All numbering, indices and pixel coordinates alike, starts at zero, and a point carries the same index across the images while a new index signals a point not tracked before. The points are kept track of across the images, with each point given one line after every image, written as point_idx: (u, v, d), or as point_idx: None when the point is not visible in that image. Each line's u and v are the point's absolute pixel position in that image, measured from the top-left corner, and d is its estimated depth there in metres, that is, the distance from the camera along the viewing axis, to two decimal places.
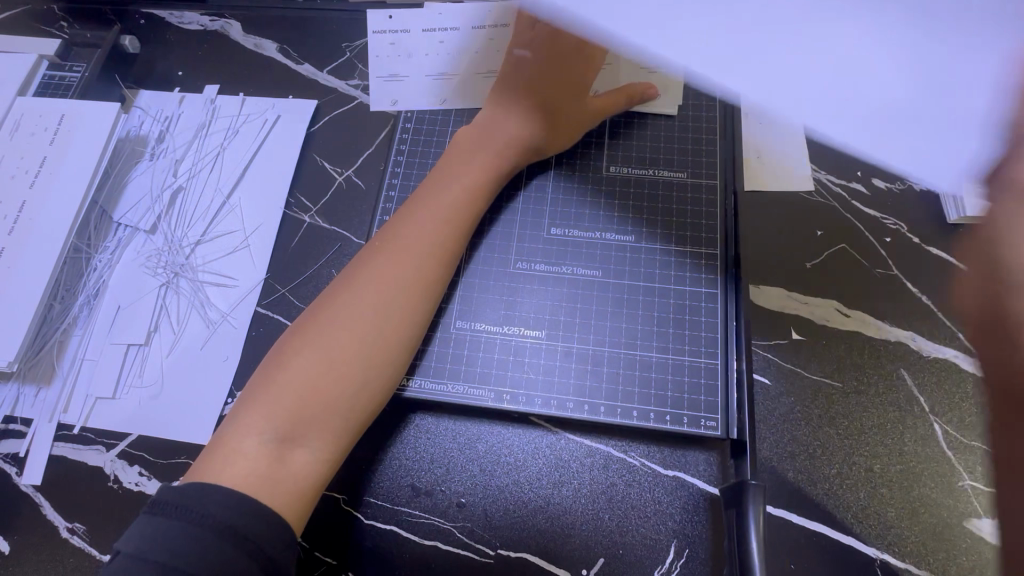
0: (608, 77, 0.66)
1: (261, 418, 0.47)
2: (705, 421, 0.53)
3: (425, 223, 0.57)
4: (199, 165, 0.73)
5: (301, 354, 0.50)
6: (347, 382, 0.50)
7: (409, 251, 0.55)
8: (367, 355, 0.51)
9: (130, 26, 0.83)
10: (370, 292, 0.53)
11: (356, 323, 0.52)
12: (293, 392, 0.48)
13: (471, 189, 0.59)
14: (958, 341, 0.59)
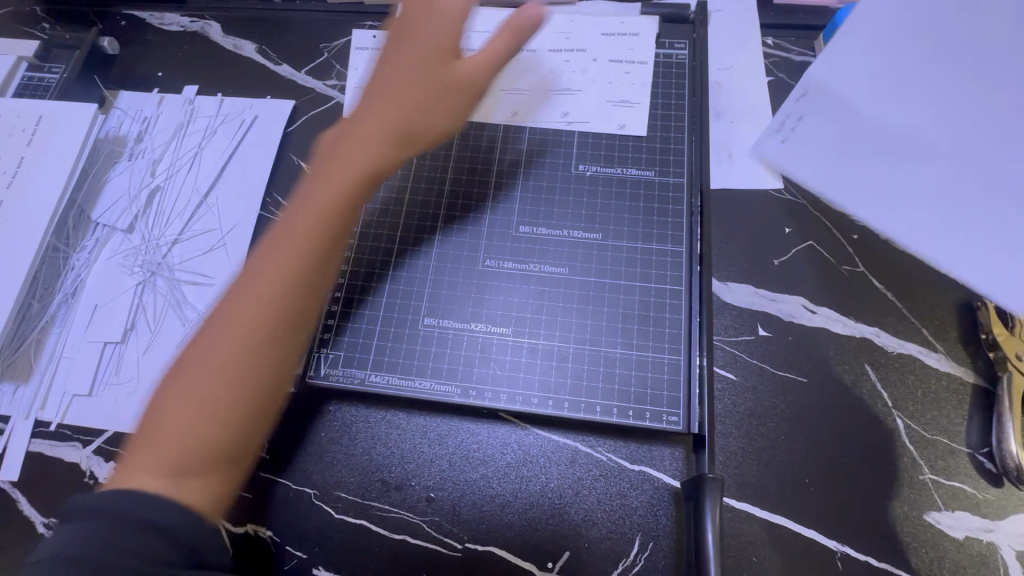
0: (579, 76, 0.67)
1: (149, 460, 0.40)
2: (667, 416, 0.54)
3: (313, 208, 0.46)
4: (176, 165, 0.74)
5: (184, 373, 0.42)
6: (232, 394, 0.42)
7: (296, 235, 0.45)
8: (252, 365, 0.42)
9: (111, 28, 0.84)
10: (252, 291, 0.44)
11: (237, 328, 0.43)
12: (182, 417, 0.41)
13: (365, 157, 0.48)
14: (921, 336, 0.60)
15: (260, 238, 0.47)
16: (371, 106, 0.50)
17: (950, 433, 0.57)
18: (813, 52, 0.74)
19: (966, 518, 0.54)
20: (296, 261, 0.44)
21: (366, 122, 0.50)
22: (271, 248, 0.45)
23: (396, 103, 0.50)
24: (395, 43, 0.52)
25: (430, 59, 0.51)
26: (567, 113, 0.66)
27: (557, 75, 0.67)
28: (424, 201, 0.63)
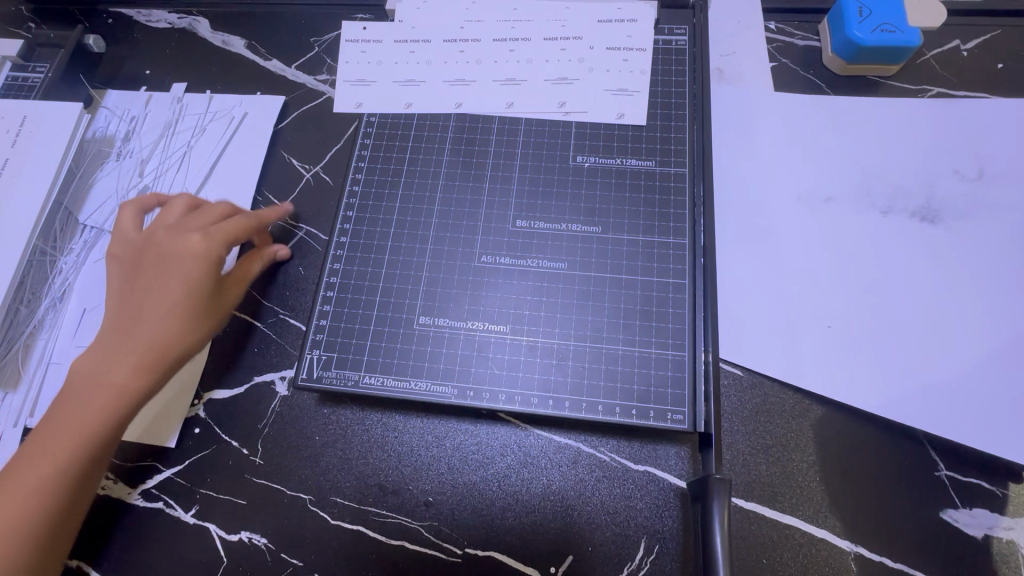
0: (574, 65, 0.65)
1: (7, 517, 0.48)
2: (672, 414, 0.52)
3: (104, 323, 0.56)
4: (165, 164, 0.72)
5: (29, 453, 0.50)
6: (47, 481, 0.49)
7: (108, 358, 0.54)
8: (59, 459, 0.50)
9: (98, 25, 0.82)
10: (82, 387, 0.53)
11: (66, 424, 0.51)
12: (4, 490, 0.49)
13: (166, 287, 0.55)
14: None
15: (133, 315, 0.55)
16: (171, 257, 0.56)
17: None
18: (818, 35, 0.72)
19: (985, 515, 0.52)
20: (92, 370, 0.53)
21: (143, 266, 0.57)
22: (109, 372, 0.53)
23: (150, 269, 0.57)
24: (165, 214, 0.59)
25: (170, 235, 0.57)
26: (564, 103, 0.64)
27: (553, 65, 0.65)
28: (418, 197, 0.62)
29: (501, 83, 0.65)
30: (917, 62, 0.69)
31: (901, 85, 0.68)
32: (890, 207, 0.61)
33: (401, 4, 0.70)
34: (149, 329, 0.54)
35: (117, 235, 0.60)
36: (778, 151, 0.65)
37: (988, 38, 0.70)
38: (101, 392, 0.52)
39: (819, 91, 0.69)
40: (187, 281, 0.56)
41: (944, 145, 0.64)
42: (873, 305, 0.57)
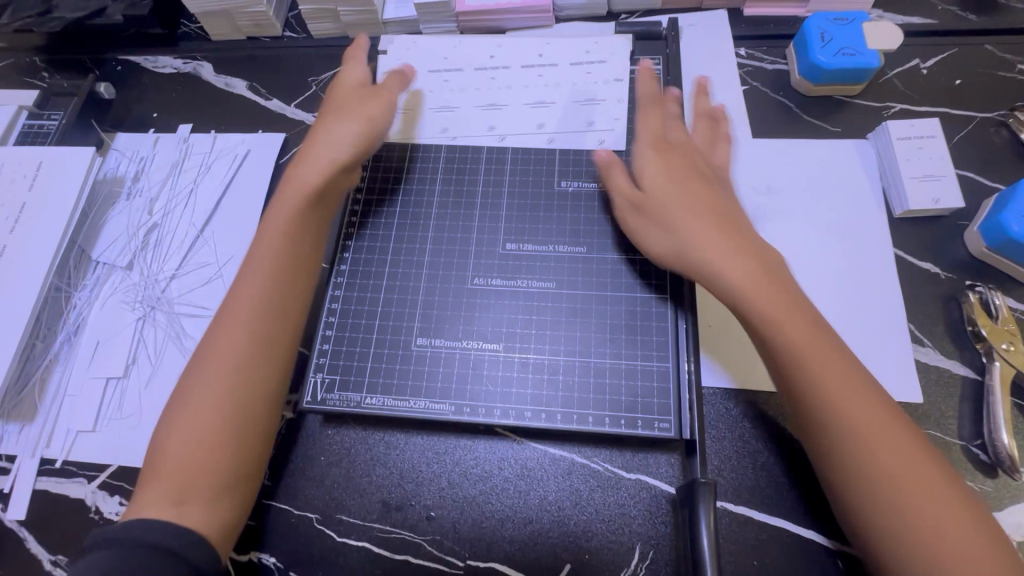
0: (549, 89, 0.70)
1: (161, 487, 0.48)
2: (659, 423, 0.54)
3: (269, 262, 0.56)
4: (173, 202, 0.76)
5: (169, 427, 0.51)
6: (196, 439, 0.50)
7: (241, 304, 0.54)
8: (220, 418, 0.51)
9: (107, 73, 0.87)
10: (217, 345, 0.53)
11: (207, 383, 0.52)
12: (157, 467, 0.50)
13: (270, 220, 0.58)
14: (910, 331, 0.61)
15: (278, 223, 0.58)
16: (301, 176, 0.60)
17: (941, 426, 0.57)
18: (786, 59, 0.76)
19: None
20: (287, 306, 0.56)
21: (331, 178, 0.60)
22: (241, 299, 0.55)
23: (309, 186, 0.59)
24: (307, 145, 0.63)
25: (336, 164, 0.60)
26: (542, 125, 0.69)
27: (528, 90, 0.71)
28: (412, 224, 0.65)
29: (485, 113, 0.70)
30: (879, 81, 0.73)
31: (865, 103, 0.73)
32: None
33: (391, 46, 0.75)
34: (300, 259, 0.57)
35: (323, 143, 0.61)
36: (751, 170, 0.69)
37: (945, 56, 0.74)
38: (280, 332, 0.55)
39: (788, 111, 0.73)
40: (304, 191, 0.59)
41: (782, 148, 0.70)
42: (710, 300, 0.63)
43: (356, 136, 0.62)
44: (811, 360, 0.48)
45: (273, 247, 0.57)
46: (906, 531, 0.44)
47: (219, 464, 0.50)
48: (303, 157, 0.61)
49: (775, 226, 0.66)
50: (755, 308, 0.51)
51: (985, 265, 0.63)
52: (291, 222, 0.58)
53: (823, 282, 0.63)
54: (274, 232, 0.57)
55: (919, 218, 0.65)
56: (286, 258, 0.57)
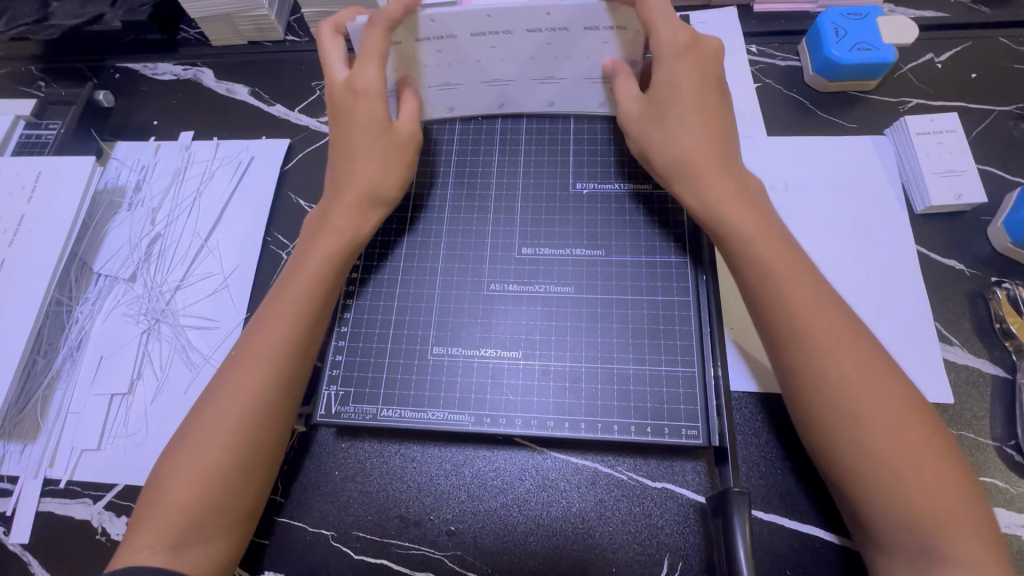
0: (566, 65, 0.60)
1: (157, 533, 0.48)
2: (686, 430, 0.53)
3: (298, 304, 0.55)
4: (176, 211, 0.74)
5: (172, 468, 0.50)
6: (200, 489, 0.49)
7: (262, 352, 0.53)
8: (227, 470, 0.50)
9: (106, 80, 0.85)
10: (233, 391, 0.52)
11: (219, 432, 0.50)
12: (156, 509, 0.49)
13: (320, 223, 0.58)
14: (937, 329, 0.59)
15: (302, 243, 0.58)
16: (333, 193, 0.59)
17: (974, 427, 0.55)
18: (798, 56, 0.75)
19: (1001, 514, 0.52)
20: (306, 355, 0.54)
21: (359, 223, 0.58)
22: (268, 331, 0.54)
23: (334, 230, 0.57)
24: (332, 174, 0.60)
25: (366, 206, 0.58)
26: (552, 103, 0.65)
27: (545, 62, 0.60)
28: (425, 230, 0.64)
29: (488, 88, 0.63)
30: (894, 75, 0.72)
31: (881, 98, 0.72)
32: None
33: None
34: (320, 305, 0.55)
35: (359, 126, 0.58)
36: (769, 169, 0.68)
37: (960, 50, 0.73)
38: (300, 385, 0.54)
39: (803, 108, 0.72)
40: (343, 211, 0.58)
41: (798, 144, 0.69)
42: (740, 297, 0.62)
43: (387, 175, 0.59)
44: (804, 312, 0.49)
45: (300, 291, 0.55)
46: (875, 463, 0.44)
47: (221, 516, 0.49)
48: (333, 195, 0.59)
49: (795, 224, 0.65)
50: (732, 225, 0.52)
51: (1012, 261, 0.62)
52: (318, 262, 0.56)
53: (846, 281, 0.62)
54: (300, 275, 0.56)
55: (941, 214, 0.64)
56: (310, 305, 0.55)
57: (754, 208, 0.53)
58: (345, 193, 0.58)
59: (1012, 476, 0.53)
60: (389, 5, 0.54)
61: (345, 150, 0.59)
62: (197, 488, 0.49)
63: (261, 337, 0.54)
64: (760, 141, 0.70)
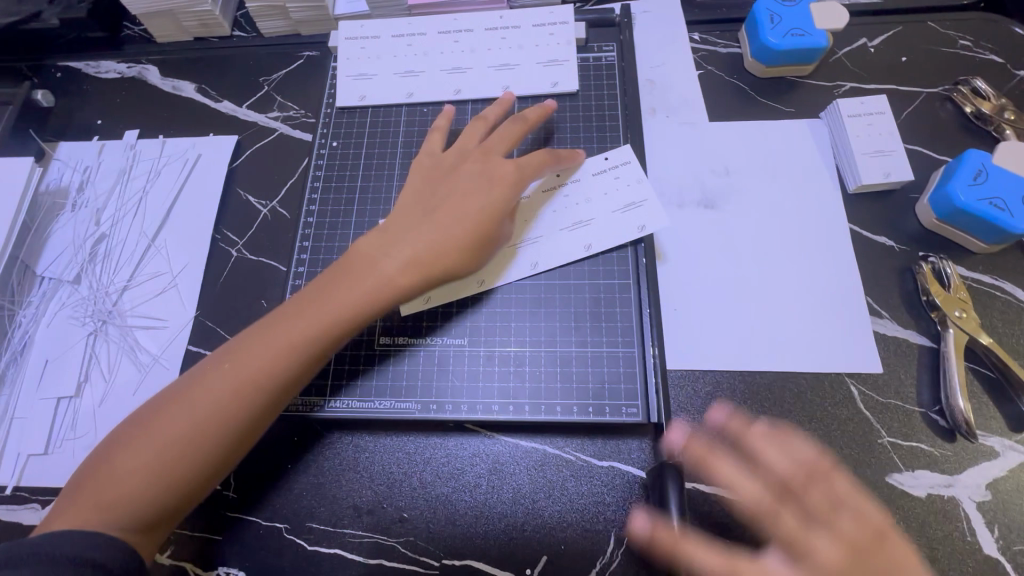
0: (517, 53, 0.70)
1: (91, 505, 0.46)
2: (626, 408, 0.55)
3: (340, 307, 0.53)
4: (122, 210, 0.73)
5: (124, 443, 0.49)
6: (140, 478, 0.47)
7: (266, 352, 0.51)
8: (175, 467, 0.48)
9: (46, 79, 0.83)
10: (212, 381, 0.50)
11: (181, 426, 0.49)
12: (92, 481, 0.47)
13: (389, 255, 0.55)
14: (868, 303, 0.62)
15: (364, 242, 0.56)
16: (413, 202, 0.58)
17: (901, 395, 0.58)
18: (739, 43, 0.77)
19: (925, 475, 0.55)
20: (316, 356, 0.52)
21: (422, 238, 0.55)
22: (284, 329, 0.52)
23: (385, 272, 0.54)
24: (417, 206, 0.57)
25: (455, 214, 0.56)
26: (508, 87, 0.69)
27: (493, 52, 0.70)
28: (371, 223, 0.65)
29: (556, 220, 0.62)
30: (829, 60, 0.75)
31: (816, 83, 0.74)
32: (682, 200, 0.68)
33: (341, 42, 0.73)
34: (364, 309, 0.54)
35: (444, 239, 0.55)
36: (710, 154, 0.70)
37: (891, 35, 0.76)
38: (292, 382, 0.52)
39: (743, 93, 0.74)
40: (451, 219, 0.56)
41: (737, 129, 0.71)
42: (689, 279, 0.64)
43: (463, 259, 0.56)
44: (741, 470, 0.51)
45: (319, 317, 0.52)
46: None
47: (144, 509, 0.47)
48: (396, 229, 0.56)
49: (735, 207, 0.67)
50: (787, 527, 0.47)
51: (937, 235, 0.65)
52: (350, 298, 0.53)
53: (783, 259, 0.64)
54: (323, 302, 0.53)
55: (873, 193, 0.67)
56: (326, 334, 0.52)
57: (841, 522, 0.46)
58: (410, 232, 0.56)
59: (936, 439, 0.56)
60: (532, 111, 0.63)
61: (445, 189, 0.58)
62: (144, 466, 0.47)
63: (261, 345, 0.51)
64: (701, 127, 0.72)
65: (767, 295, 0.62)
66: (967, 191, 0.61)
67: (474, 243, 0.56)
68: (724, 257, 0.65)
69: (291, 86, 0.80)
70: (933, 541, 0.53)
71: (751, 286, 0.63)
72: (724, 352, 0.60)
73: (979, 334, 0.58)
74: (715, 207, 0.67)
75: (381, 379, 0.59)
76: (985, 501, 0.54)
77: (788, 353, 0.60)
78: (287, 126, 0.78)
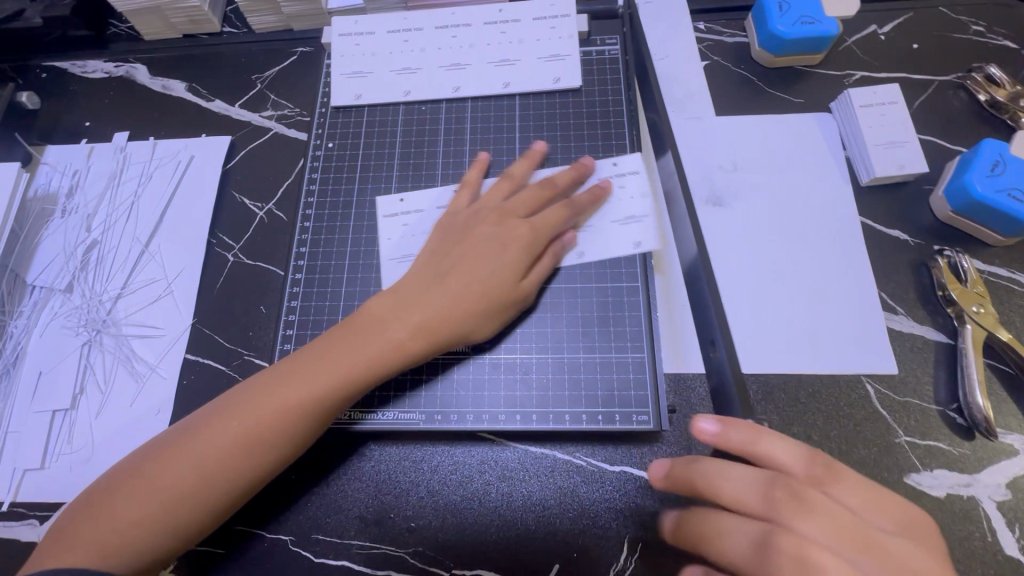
0: (517, 48, 0.68)
1: (90, 552, 0.45)
2: (636, 415, 0.54)
3: (355, 371, 0.50)
4: (113, 216, 0.71)
5: (122, 489, 0.47)
6: (143, 528, 0.46)
7: (280, 408, 0.49)
8: (173, 519, 0.46)
9: (31, 81, 0.81)
10: (224, 432, 0.48)
11: (182, 477, 0.47)
12: (93, 524, 0.46)
13: (400, 314, 0.52)
14: (881, 300, 0.60)
15: (376, 304, 0.53)
16: (428, 263, 0.55)
17: (918, 393, 0.57)
18: (745, 32, 0.74)
19: (943, 475, 0.54)
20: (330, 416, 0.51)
21: (442, 304, 0.52)
22: (296, 387, 0.49)
23: (397, 335, 0.51)
24: (429, 269, 0.55)
25: (474, 280, 0.53)
26: (508, 84, 0.67)
27: (493, 48, 0.68)
28: (369, 226, 0.64)
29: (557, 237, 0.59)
30: (839, 49, 0.73)
31: (826, 72, 0.72)
32: None
33: (335, 39, 0.70)
34: (378, 375, 0.51)
35: (462, 302, 0.53)
36: (717, 149, 0.68)
37: (902, 22, 0.74)
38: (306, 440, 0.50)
39: (750, 84, 0.72)
40: (472, 277, 0.54)
41: (745, 122, 0.69)
42: None
43: (476, 326, 0.53)
44: (834, 552, 0.38)
45: (322, 377, 0.50)
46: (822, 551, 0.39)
47: (147, 557, 0.46)
48: (407, 294, 0.53)
49: (743, 203, 0.65)
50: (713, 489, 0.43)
51: (951, 228, 0.63)
52: (354, 362, 0.50)
53: (795, 256, 0.62)
54: (328, 362, 0.50)
55: (886, 185, 0.65)
56: (330, 399, 0.50)
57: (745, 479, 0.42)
58: (422, 298, 0.53)
59: (953, 439, 0.55)
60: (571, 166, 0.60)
61: (458, 251, 0.55)
62: (146, 514, 0.46)
63: (265, 400, 0.49)
64: (709, 121, 0.70)
65: (778, 293, 0.61)
66: (984, 182, 0.59)
67: (494, 307, 0.54)
68: (732, 255, 0.63)
69: (284, 83, 0.78)
70: (953, 543, 0.52)
71: (762, 283, 0.62)
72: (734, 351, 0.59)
73: (997, 329, 0.57)
74: (723, 203, 0.65)
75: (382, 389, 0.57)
76: (1004, 500, 0.53)
77: (801, 351, 0.59)
78: (281, 125, 0.76)
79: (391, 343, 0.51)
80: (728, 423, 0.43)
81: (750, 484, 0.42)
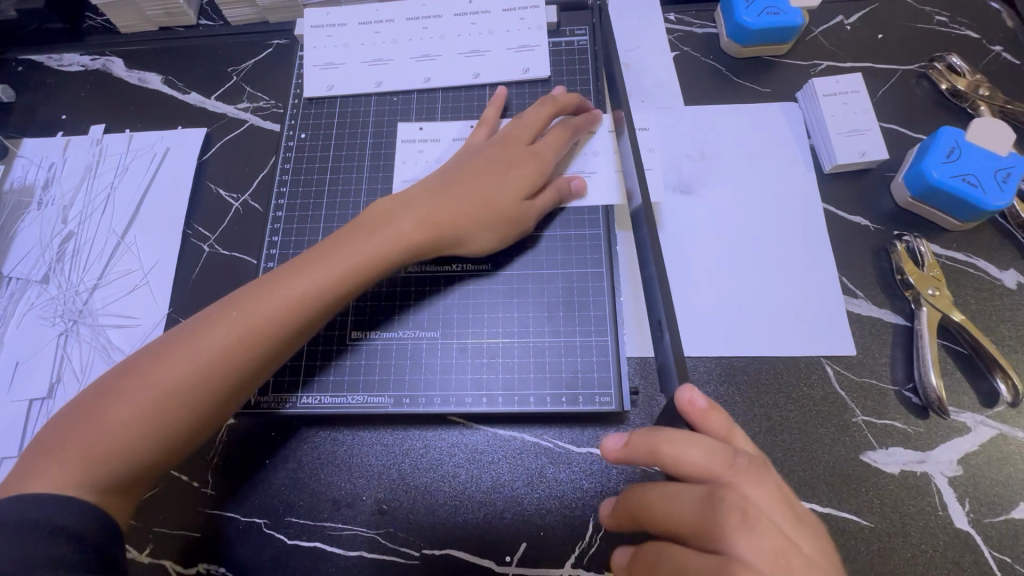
0: (487, 38, 0.69)
1: (76, 459, 0.45)
2: (599, 397, 0.55)
3: (354, 271, 0.52)
4: (90, 207, 0.72)
5: (115, 392, 0.47)
6: (131, 432, 0.46)
7: (270, 311, 0.49)
8: (170, 416, 0.47)
9: (7, 74, 0.81)
10: (212, 336, 0.48)
11: (178, 374, 0.47)
12: (78, 431, 0.46)
13: (407, 218, 0.55)
14: (842, 284, 0.62)
15: (383, 207, 0.56)
16: (434, 180, 0.58)
17: (876, 374, 0.58)
18: (714, 23, 0.75)
19: (897, 452, 0.55)
20: (320, 319, 0.52)
21: (444, 214, 0.55)
22: (290, 289, 0.50)
23: (401, 234, 0.54)
24: (433, 184, 0.58)
25: (474, 197, 0.57)
26: (478, 74, 0.68)
27: (463, 38, 0.69)
28: (341, 215, 0.65)
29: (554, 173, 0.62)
30: (805, 39, 0.74)
31: (792, 62, 0.73)
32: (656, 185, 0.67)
33: (308, 30, 0.71)
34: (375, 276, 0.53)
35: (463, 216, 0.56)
36: (685, 138, 0.69)
37: (867, 12, 0.75)
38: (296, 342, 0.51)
39: (718, 74, 0.73)
40: (476, 191, 0.57)
41: (712, 111, 0.71)
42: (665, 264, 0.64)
43: (474, 232, 0.57)
44: (771, 518, 0.40)
45: (318, 279, 0.51)
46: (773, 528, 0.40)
47: (136, 463, 0.46)
48: (411, 198, 0.56)
49: (710, 190, 0.67)
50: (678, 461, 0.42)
51: (911, 214, 0.64)
52: (355, 264, 0.52)
53: (758, 242, 0.64)
54: (330, 259, 0.52)
55: (848, 173, 0.67)
56: (331, 300, 0.51)
57: (710, 447, 0.42)
58: (427, 206, 0.56)
59: (908, 416, 0.57)
60: (568, 100, 0.63)
61: (461, 170, 0.58)
62: (134, 418, 0.46)
63: (265, 298, 0.50)
64: (677, 110, 0.71)
65: (742, 278, 0.62)
66: (940, 168, 0.61)
67: (492, 224, 0.57)
68: (698, 241, 0.64)
69: (259, 75, 0.78)
70: (905, 517, 0.53)
71: (725, 268, 0.63)
72: (698, 335, 0.61)
73: (951, 312, 0.58)
74: (690, 190, 0.67)
75: (352, 373, 0.59)
76: (956, 475, 0.54)
77: (762, 334, 0.60)
78: (257, 117, 0.76)
79: (397, 244, 0.54)
80: (714, 408, 0.43)
81: (717, 456, 0.41)
